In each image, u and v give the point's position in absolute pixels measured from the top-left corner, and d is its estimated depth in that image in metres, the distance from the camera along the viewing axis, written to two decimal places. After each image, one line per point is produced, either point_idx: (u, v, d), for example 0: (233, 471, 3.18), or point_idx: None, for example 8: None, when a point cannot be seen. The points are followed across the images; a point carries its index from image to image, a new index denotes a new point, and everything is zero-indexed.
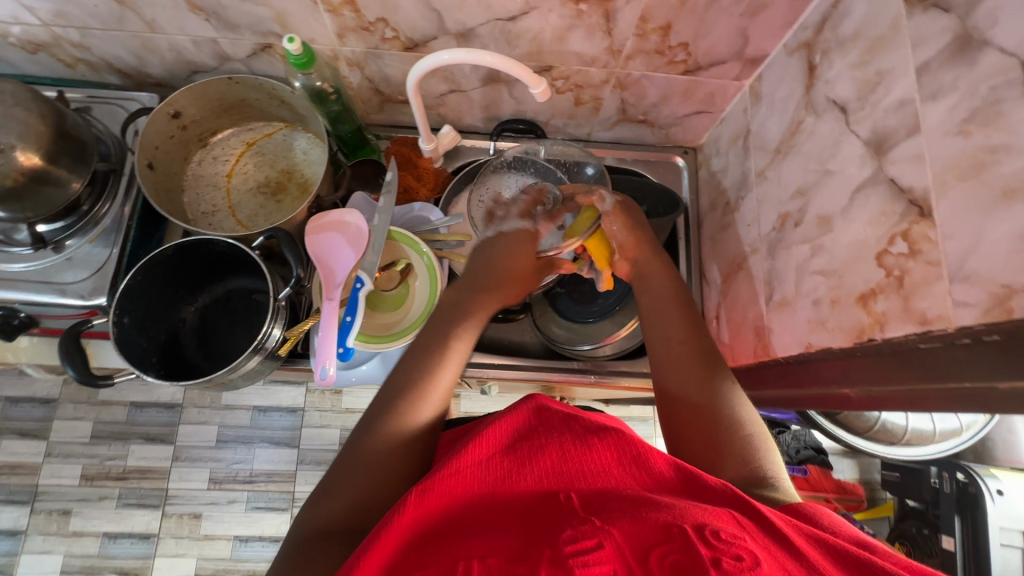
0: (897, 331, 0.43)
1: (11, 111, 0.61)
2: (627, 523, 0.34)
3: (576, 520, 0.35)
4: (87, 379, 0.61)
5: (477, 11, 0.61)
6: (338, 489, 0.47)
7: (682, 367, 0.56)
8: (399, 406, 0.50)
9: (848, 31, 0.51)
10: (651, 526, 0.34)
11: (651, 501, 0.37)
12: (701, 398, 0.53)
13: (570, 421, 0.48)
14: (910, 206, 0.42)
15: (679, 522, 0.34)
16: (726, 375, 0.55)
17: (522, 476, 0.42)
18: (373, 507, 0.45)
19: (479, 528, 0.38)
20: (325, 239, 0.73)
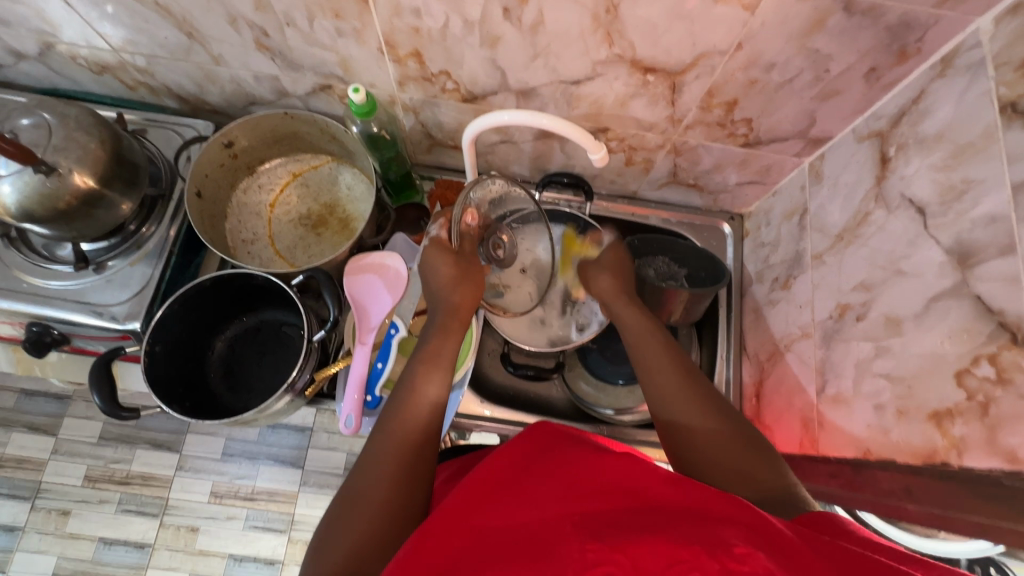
0: (978, 461, 0.40)
1: (72, 134, 0.62)
2: (636, 546, 0.32)
3: (583, 542, 0.34)
4: (110, 409, 0.59)
5: (542, 73, 0.61)
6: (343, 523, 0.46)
7: (681, 401, 0.54)
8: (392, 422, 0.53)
9: (930, 131, 0.49)
10: (661, 548, 0.31)
11: (658, 522, 0.34)
12: (704, 430, 0.51)
13: (572, 445, 0.46)
14: (999, 329, 0.39)
15: (690, 542, 0.31)
16: (720, 403, 0.53)
17: (522, 503, 0.40)
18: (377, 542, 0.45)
19: (474, 558, 0.35)
20: (364, 281, 0.72)
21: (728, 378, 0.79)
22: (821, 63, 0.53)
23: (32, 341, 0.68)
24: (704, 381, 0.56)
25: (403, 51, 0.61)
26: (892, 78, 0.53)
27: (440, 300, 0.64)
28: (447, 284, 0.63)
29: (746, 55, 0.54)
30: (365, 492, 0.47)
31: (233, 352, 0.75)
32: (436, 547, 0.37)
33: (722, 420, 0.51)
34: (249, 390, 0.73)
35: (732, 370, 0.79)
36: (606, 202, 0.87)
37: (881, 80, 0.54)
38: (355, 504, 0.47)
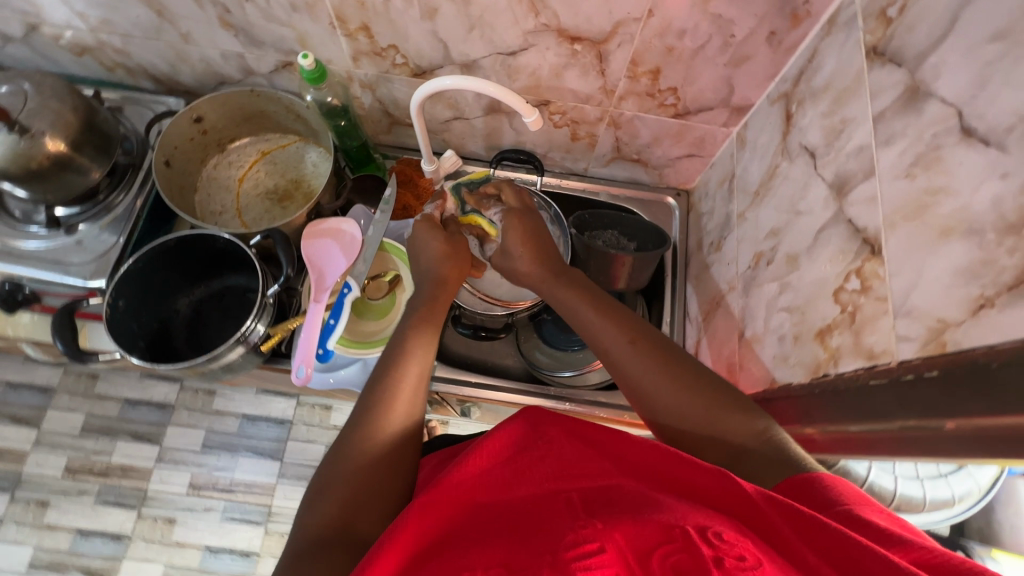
0: (849, 366, 0.44)
1: (47, 102, 0.67)
2: (631, 527, 0.35)
3: (577, 524, 0.36)
4: (72, 354, 0.64)
5: (481, 44, 0.66)
6: (334, 490, 0.49)
7: (641, 367, 0.53)
8: (373, 417, 0.54)
9: (820, 83, 0.54)
10: (652, 529, 0.34)
11: (650, 501, 0.38)
12: (665, 395, 0.51)
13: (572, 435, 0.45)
14: (864, 244, 0.43)
15: (683, 524, 0.35)
16: (670, 352, 0.54)
17: (522, 479, 0.42)
18: (361, 508, 0.48)
19: (475, 532, 0.39)
20: (320, 245, 0.76)
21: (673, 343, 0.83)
22: (726, 28, 0.59)
23: (3, 297, 0.71)
24: (657, 339, 0.55)
25: (353, 24, 0.66)
26: (792, 41, 0.58)
27: (429, 272, 0.70)
28: (439, 258, 0.70)
29: (659, 22, 0.59)
30: (338, 467, 0.51)
31: (198, 314, 0.79)
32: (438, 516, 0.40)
33: (676, 377, 0.52)
34: (209, 349, 0.76)
35: (676, 334, 0.83)
36: (558, 179, 0.91)
37: (783, 44, 0.59)
38: (332, 478, 0.50)
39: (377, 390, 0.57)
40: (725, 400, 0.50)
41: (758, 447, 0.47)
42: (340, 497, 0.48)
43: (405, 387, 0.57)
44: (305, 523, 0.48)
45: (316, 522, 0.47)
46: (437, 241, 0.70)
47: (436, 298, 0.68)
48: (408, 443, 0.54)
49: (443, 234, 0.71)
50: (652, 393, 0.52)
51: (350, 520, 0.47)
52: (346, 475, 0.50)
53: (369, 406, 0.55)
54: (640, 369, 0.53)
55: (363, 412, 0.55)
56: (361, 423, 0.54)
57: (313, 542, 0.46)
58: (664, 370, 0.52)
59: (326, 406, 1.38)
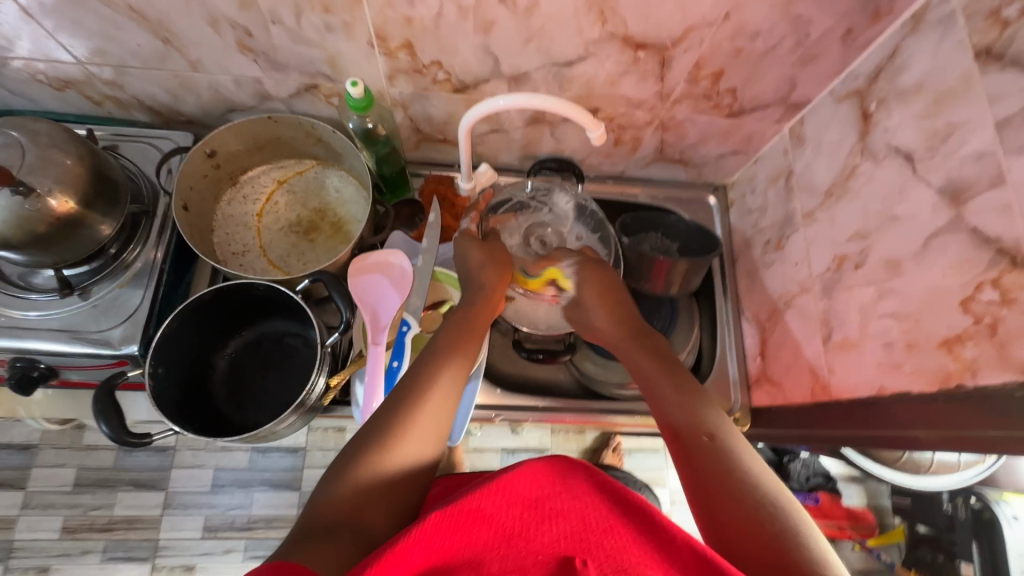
0: (991, 378, 0.43)
1: (47, 153, 0.58)
2: None
3: None
4: (119, 437, 0.56)
5: (536, 56, 0.62)
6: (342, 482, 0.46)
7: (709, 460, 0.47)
8: (395, 425, 0.50)
9: (909, 82, 0.53)
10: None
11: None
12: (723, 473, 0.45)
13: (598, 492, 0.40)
14: (998, 256, 0.43)
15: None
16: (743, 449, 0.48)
17: (541, 530, 0.36)
18: (362, 513, 0.44)
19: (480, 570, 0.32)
20: (370, 281, 0.71)
21: (730, 343, 0.82)
22: (802, 28, 0.56)
23: (18, 377, 0.63)
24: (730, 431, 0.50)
25: (394, 43, 0.60)
26: (868, 38, 0.57)
27: (471, 279, 0.69)
28: (478, 264, 0.69)
29: (732, 24, 0.56)
30: (367, 452, 0.48)
31: (237, 367, 0.72)
32: (446, 541, 0.34)
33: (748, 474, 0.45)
34: (257, 405, 0.70)
35: (733, 333, 0.82)
36: (595, 184, 0.88)
37: (857, 41, 0.57)
38: (355, 462, 0.47)
39: (405, 398, 0.52)
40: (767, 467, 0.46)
41: (783, 512, 0.41)
42: (355, 484, 0.45)
43: (434, 396, 0.53)
44: (314, 503, 0.45)
45: (328, 504, 0.44)
46: (475, 250, 0.69)
47: (470, 309, 0.66)
48: (410, 478, 0.48)
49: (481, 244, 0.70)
50: (708, 424, 0.51)
51: (361, 510, 0.44)
52: (371, 462, 0.47)
53: (405, 401, 0.52)
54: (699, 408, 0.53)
55: (398, 405, 0.52)
56: (374, 435, 0.49)
57: (317, 525, 0.42)
58: (723, 418, 0.52)
59: (340, 427, 1.30)
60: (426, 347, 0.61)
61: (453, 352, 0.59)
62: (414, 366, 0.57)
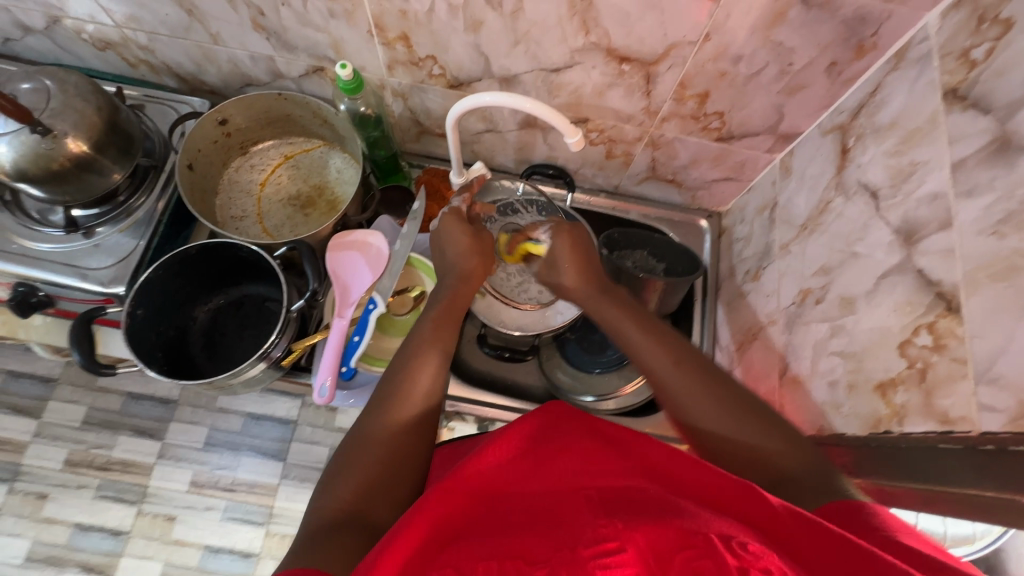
0: (916, 426, 0.42)
1: (70, 101, 0.64)
2: (650, 529, 0.34)
3: (596, 520, 0.36)
4: (90, 365, 0.61)
5: (524, 59, 0.64)
6: (352, 471, 0.48)
7: (691, 398, 0.50)
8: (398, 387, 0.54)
9: (884, 120, 0.52)
10: (675, 532, 0.33)
11: (672, 508, 0.36)
12: (703, 416, 0.49)
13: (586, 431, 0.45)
14: (937, 299, 0.41)
15: (705, 531, 0.33)
16: (707, 377, 0.50)
17: (543, 471, 0.41)
18: (378, 489, 0.47)
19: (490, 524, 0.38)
20: (346, 256, 0.74)
21: None
22: (784, 56, 0.56)
23: (17, 300, 0.69)
24: (695, 363, 0.51)
25: (392, 34, 0.64)
26: (853, 73, 0.56)
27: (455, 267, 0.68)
28: (464, 252, 0.67)
29: (714, 46, 0.57)
30: (358, 449, 0.50)
31: (216, 322, 0.76)
32: (455, 503, 0.39)
33: (723, 408, 0.49)
34: (227, 360, 0.74)
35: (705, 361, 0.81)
36: (587, 195, 0.89)
37: (842, 75, 0.57)
38: (353, 460, 0.49)
39: (394, 388, 0.54)
40: (761, 419, 0.48)
41: (797, 468, 0.45)
42: (356, 482, 0.47)
43: (422, 390, 0.55)
44: (318, 507, 0.46)
45: (328, 507, 0.45)
46: (463, 235, 0.68)
47: (458, 294, 0.65)
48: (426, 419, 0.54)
49: (470, 227, 0.69)
50: (692, 417, 0.50)
51: (364, 505, 0.46)
52: (367, 458, 0.48)
53: (393, 392, 0.54)
54: (683, 388, 0.50)
55: (386, 395, 0.54)
56: (383, 404, 0.53)
57: (328, 525, 0.44)
58: (707, 389, 0.50)
59: (332, 406, 1.20)
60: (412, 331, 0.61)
61: (431, 340, 0.59)
62: (398, 359, 0.58)
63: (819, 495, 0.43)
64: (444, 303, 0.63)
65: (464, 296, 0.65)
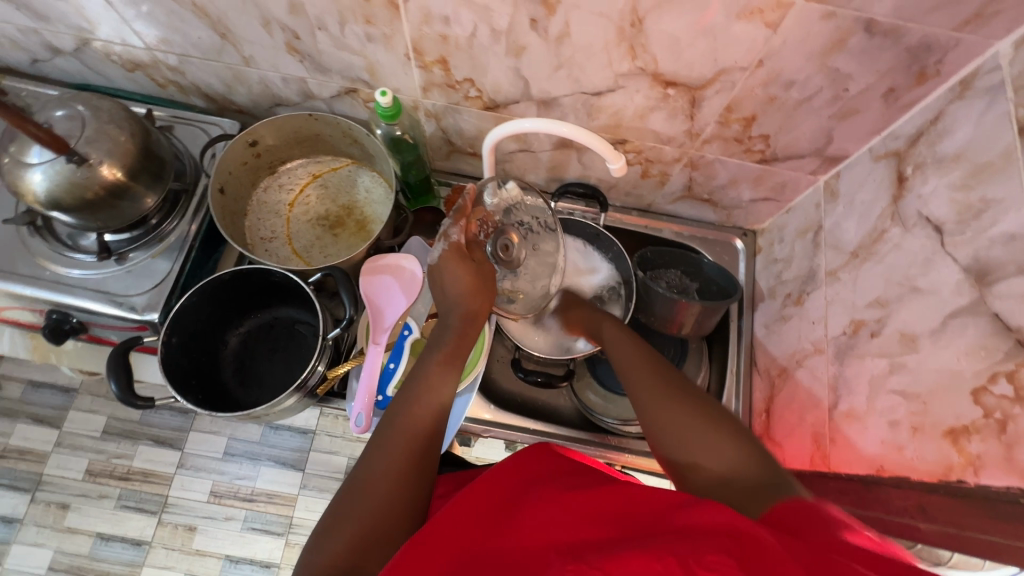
0: (995, 479, 0.41)
1: (104, 128, 0.63)
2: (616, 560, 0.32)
3: (566, 561, 0.34)
4: (126, 397, 0.61)
5: (565, 83, 0.62)
6: (349, 512, 0.46)
7: (663, 410, 0.50)
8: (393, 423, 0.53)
9: (948, 150, 0.50)
10: (643, 559, 0.32)
11: (645, 541, 0.35)
12: (671, 430, 0.49)
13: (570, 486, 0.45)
14: (1018, 347, 0.40)
15: (672, 553, 0.32)
16: (681, 392, 0.52)
17: (523, 524, 0.41)
18: (378, 538, 0.45)
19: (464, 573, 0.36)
20: (380, 282, 0.73)
21: (738, 393, 0.79)
22: (840, 82, 0.55)
23: (52, 327, 0.69)
24: (681, 381, 0.53)
25: (430, 57, 0.62)
26: (911, 99, 0.54)
27: (457, 305, 0.63)
28: (467, 291, 0.63)
29: (766, 71, 0.55)
30: (359, 489, 0.48)
31: (247, 347, 0.76)
32: (430, 555, 0.37)
33: (694, 421, 0.48)
34: (260, 386, 0.73)
35: (742, 384, 0.79)
36: (619, 214, 0.87)
37: (899, 101, 0.55)
38: (350, 506, 0.47)
39: (386, 426, 0.54)
40: (729, 437, 0.46)
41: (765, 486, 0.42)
42: (354, 526, 0.45)
43: (416, 425, 0.54)
44: (310, 560, 0.44)
45: (323, 560, 0.43)
46: (464, 275, 0.62)
47: (465, 335, 0.63)
48: (426, 456, 0.52)
49: (472, 266, 0.63)
50: (662, 432, 0.50)
51: (361, 557, 0.44)
52: (363, 502, 0.47)
53: (386, 425, 0.54)
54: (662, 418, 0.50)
55: (381, 429, 0.53)
56: (378, 438, 0.52)
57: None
58: (678, 403, 0.50)
59: None
60: (415, 370, 0.59)
61: (437, 367, 0.59)
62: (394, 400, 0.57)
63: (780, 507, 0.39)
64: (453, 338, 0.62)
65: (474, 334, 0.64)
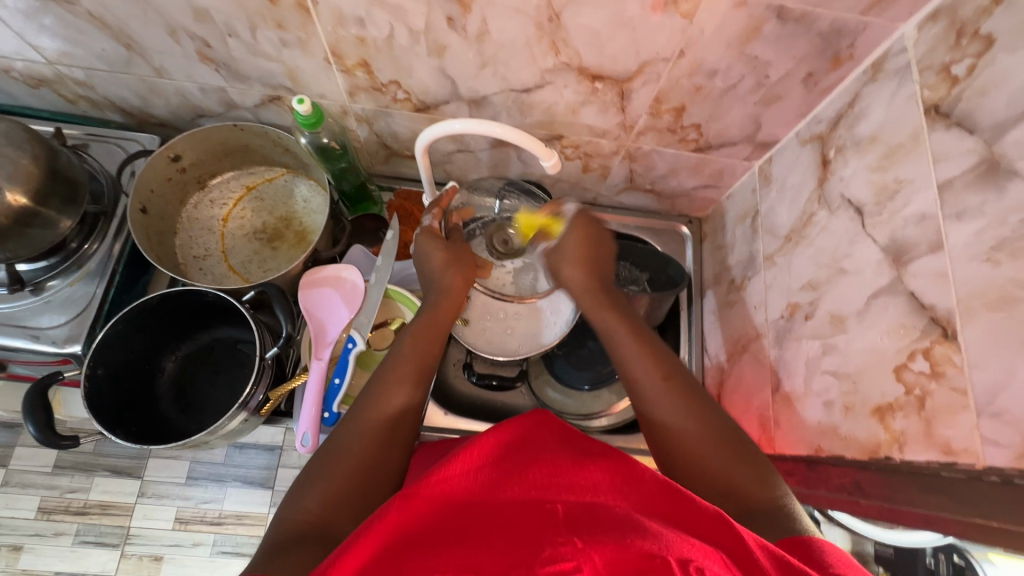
0: (918, 454, 0.42)
1: (2, 151, 0.59)
2: (612, 548, 0.31)
3: (557, 534, 0.33)
4: (46, 439, 0.57)
5: (492, 81, 0.61)
6: (316, 488, 0.45)
7: (677, 414, 0.51)
8: (372, 401, 0.52)
9: (865, 132, 0.51)
10: (636, 553, 0.31)
11: (636, 525, 0.34)
12: (687, 435, 0.50)
13: (564, 445, 0.43)
14: (932, 324, 0.41)
15: (666, 554, 0.31)
16: (689, 392, 0.53)
17: (510, 482, 0.38)
18: (342, 514, 0.44)
19: (445, 530, 0.34)
20: (320, 294, 0.71)
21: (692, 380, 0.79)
22: (761, 70, 0.55)
23: None
24: (685, 381, 0.54)
25: (350, 60, 0.60)
26: (830, 83, 0.55)
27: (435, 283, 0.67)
28: (442, 267, 0.66)
29: (689, 62, 0.55)
30: (335, 458, 0.47)
31: (185, 372, 0.72)
32: (417, 510, 0.35)
33: (707, 431, 0.50)
34: (200, 413, 0.70)
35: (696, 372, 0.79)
36: None
37: (818, 85, 0.56)
38: (322, 475, 0.46)
39: (365, 402, 0.52)
40: (734, 451, 0.48)
41: (769, 501, 0.44)
42: (323, 494, 0.45)
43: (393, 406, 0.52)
44: (282, 517, 0.43)
45: (295, 517, 0.43)
46: (438, 252, 0.66)
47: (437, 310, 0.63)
48: (401, 433, 0.51)
49: (445, 244, 0.67)
50: (671, 436, 0.51)
51: (327, 519, 0.43)
52: (335, 471, 0.46)
53: (364, 404, 0.52)
54: (671, 415, 0.51)
55: (357, 409, 0.52)
56: (352, 417, 0.51)
57: (288, 535, 0.41)
58: (689, 410, 0.51)
59: None
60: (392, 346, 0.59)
61: (411, 347, 0.58)
62: (373, 378, 0.55)
63: (784, 529, 0.41)
64: (426, 320, 0.62)
65: (444, 312, 0.64)
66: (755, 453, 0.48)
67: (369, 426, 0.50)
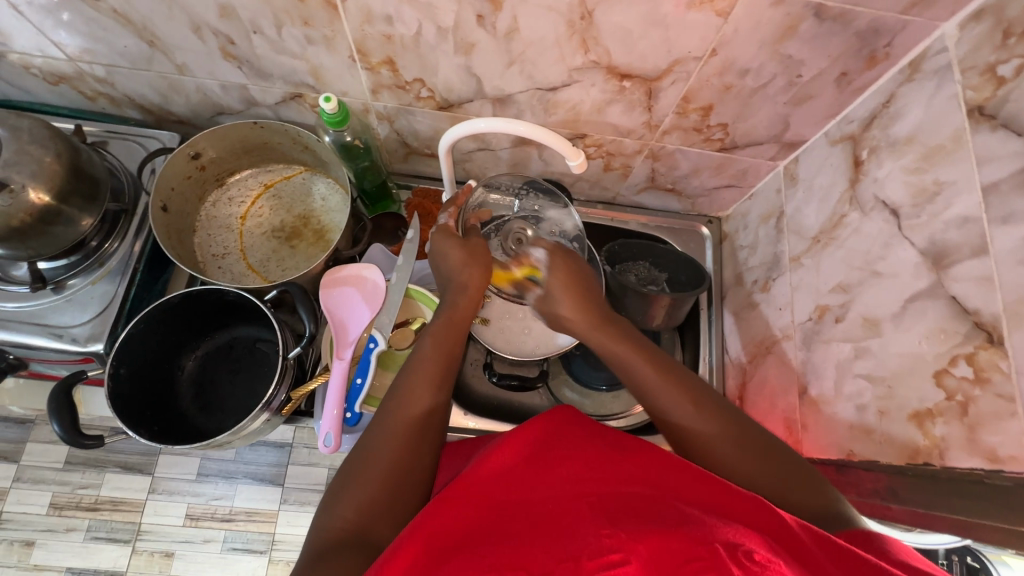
0: (959, 461, 0.41)
1: (25, 148, 0.58)
2: (657, 539, 0.31)
3: (600, 528, 0.33)
4: (71, 437, 0.57)
5: (518, 79, 0.60)
6: (353, 491, 0.45)
7: (695, 423, 0.49)
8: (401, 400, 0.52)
9: (901, 133, 0.50)
10: (682, 542, 0.31)
11: (677, 516, 0.34)
12: (710, 444, 0.48)
13: (596, 438, 0.43)
14: (975, 329, 0.40)
15: (712, 539, 0.31)
16: (701, 398, 0.50)
17: (547, 481, 0.39)
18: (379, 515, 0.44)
19: (489, 534, 0.35)
20: (342, 293, 0.71)
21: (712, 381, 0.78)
22: (793, 69, 0.54)
23: None
24: (695, 385, 0.51)
25: (376, 58, 0.59)
26: (863, 82, 0.54)
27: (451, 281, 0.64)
28: (457, 265, 0.63)
29: (720, 60, 0.54)
30: (368, 461, 0.47)
31: (205, 372, 0.72)
32: (457, 512, 0.37)
33: (728, 435, 0.48)
34: (222, 412, 0.70)
35: (715, 373, 0.79)
36: (585, 208, 0.86)
37: (851, 85, 0.55)
38: (355, 479, 0.46)
39: (393, 400, 0.52)
40: (761, 450, 0.47)
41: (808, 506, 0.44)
42: (360, 499, 0.45)
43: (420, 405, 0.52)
44: (321, 526, 0.44)
45: (335, 525, 0.43)
46: (455, 249, 0.63)
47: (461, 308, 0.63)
48: (431, 433, 0.51)
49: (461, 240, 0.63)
50: (693, 445, 0.49)
51: (368, 523, 0.44)
52: (369, 477, 0.46)
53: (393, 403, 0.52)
54: (688, 423, 0.49)
55: (387, 408, 0.52)
56: (384, 417, 0.51)
57: (330, 545, 0.42)
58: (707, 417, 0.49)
59: None
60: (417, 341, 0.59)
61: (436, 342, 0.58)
62: (398, 379, 0.55)
63: (835, 529, 0.42)
64: (447, 315, 0.61)
65: (463, 310, 0.62)
66: (779, 448, 0.48)
67: (401, 425, 0.50)
